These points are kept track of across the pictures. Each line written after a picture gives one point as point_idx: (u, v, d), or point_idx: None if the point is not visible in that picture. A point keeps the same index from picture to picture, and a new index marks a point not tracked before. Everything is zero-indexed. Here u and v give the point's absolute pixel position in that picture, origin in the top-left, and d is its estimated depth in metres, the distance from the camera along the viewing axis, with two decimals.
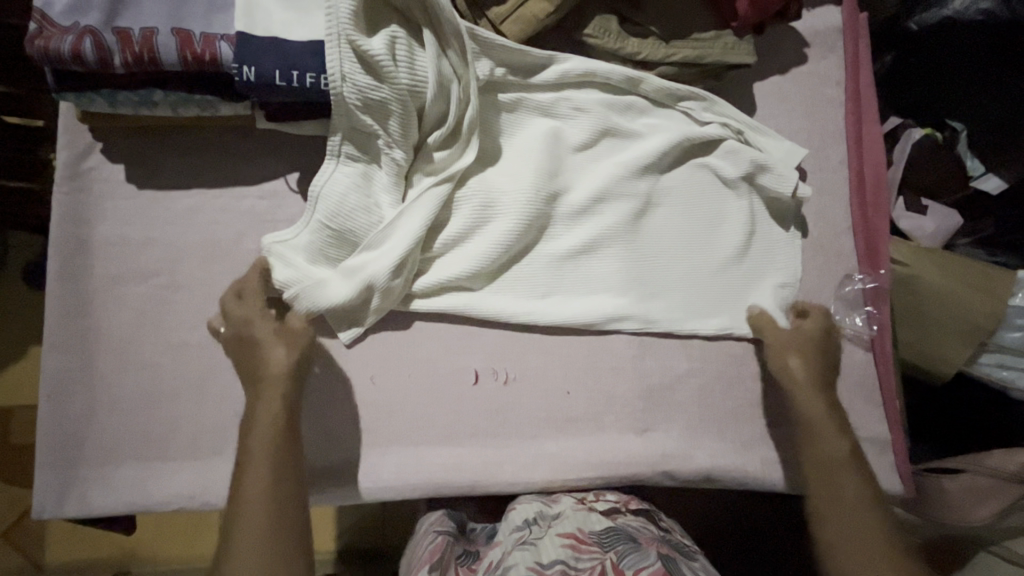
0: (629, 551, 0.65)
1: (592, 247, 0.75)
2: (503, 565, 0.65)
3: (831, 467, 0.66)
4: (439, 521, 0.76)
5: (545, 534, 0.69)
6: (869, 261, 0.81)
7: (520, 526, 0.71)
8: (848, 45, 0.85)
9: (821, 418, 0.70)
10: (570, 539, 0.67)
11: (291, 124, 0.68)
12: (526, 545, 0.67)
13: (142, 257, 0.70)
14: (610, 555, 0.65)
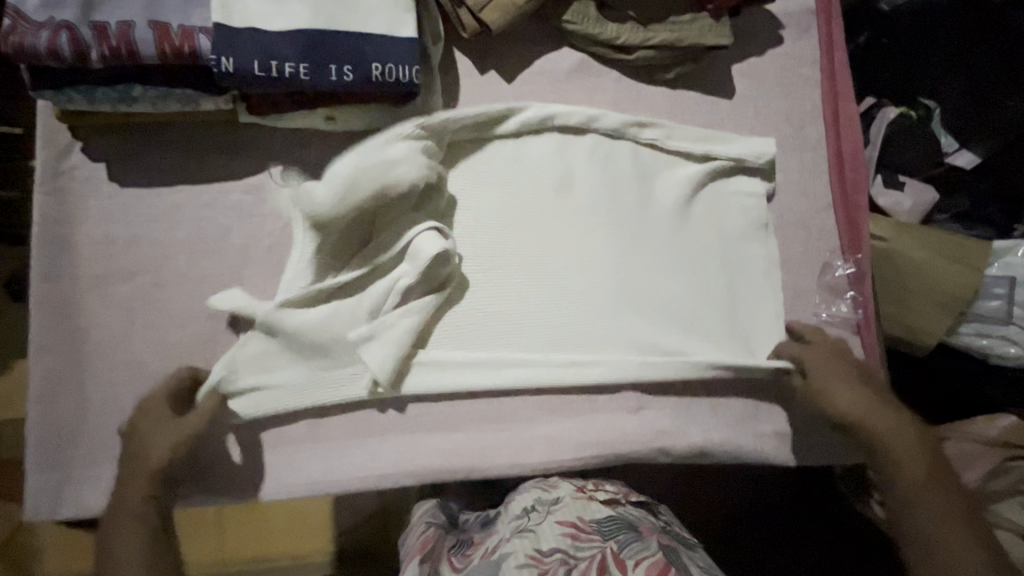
0: (630, 540, 0.66)
1: (567, 254, 0.76)
2: (501, 552, 0.67)
3: (926, 516, 0.66)
4: (430, 514, 0.78)
5: (544, 520, 0.70)
6: (851, 239, 0.82)
7: (519, 515, 0.72)
8: (822, 24, 0.86)
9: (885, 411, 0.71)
10: (570, 528, 0.68)
11: (277, 117, 0.69)
12: (525, 532, 0.68)
13: (128, 256, 0.70)
14: (610, 544, 0.66)
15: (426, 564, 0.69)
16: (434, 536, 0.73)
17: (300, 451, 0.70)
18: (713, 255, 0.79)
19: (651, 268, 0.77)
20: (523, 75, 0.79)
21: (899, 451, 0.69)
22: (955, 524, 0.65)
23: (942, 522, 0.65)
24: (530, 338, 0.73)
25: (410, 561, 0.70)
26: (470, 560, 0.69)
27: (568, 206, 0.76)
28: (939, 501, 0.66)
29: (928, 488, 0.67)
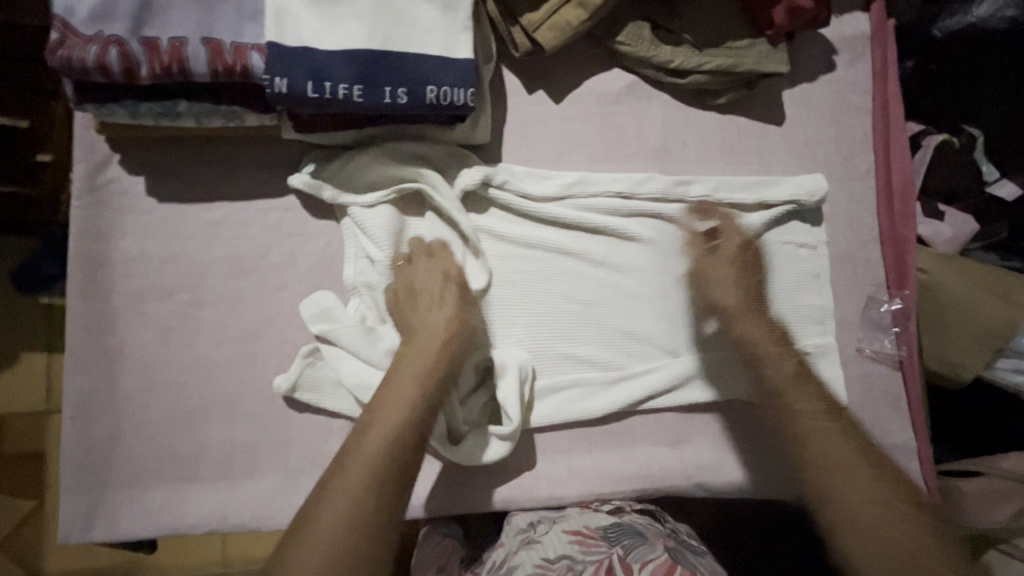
0: (635, 545, 0.64)
1: (620, 315, 0.74)
2: (510, 566, 0.66)
3: (852, 511, 0.61)
4: (448, 526, 0.78)
5: (550, 530, 0.69)
6: (897, 277, 0.81)
7: (524, 528, 0.71)
8: (876, 52, 0.84)
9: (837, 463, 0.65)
10: (577, 535, 0.67)
11: (325, 133, 0.67)
12: (532, 544, 0.67)
13: (166, 273, 0.68)
14: (615, 550, 0.64)
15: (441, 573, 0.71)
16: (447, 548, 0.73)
17: None
18: (754, 298, 0.78)
19: (704, 327, 0.76)
20: (572, 97, 0.77)
21: (808, 440, 0.68)
22: (882, 512, 0.61)
23: (872, 517, 0.61)
24: (577, 398, 0.72)
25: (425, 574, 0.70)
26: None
27: (620, 264, 0.75)
28: (852, 501, 0.62)
29: (847, 480, 0.63)
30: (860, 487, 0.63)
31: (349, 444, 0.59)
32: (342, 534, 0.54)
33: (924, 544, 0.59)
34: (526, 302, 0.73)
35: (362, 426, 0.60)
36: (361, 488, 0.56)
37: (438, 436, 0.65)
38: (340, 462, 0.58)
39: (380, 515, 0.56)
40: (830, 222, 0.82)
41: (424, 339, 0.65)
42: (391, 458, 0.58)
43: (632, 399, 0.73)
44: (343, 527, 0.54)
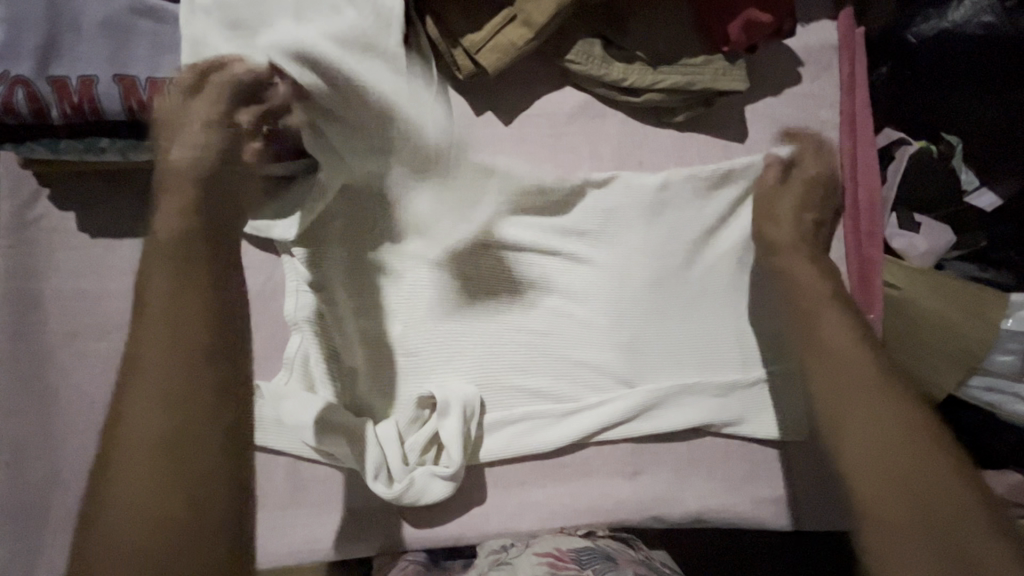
0: (608, 568, 0.60)
1: (576, 339, 0.72)
2: None
3: (873, 451, 0.56)
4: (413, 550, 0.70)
5: (521, 553, 0.64)
6: (863, 298, 0.78)
7: (496, 551, 0.66)
8: (843, 63, 0.80)
9: (846, 370, 0.61)
10: (547, 557, 0.62)
11: (258, 166, 0.65)
12: (502, 564, 0.62)
13: (101, 311, 0.66)
14: (588, 571, 0.59)
15: None
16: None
17: (279, 516, 0.67)
18: (712, 326, 0.76)
19: (662, 352, 0.74)
20: (522, 118, 0.74)
21: (827, 356, 0.63)
22: (907, 457, 0.55)
23: (899, 456, 0.55)
24: (529, 432, 0.70)
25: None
26: None
27: (574, 291, 0.73)
28: (878, 442, 0.56)
29: (868, 421, 0.58)
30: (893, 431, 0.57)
31: (122, 407, 0.45)
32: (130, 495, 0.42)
33: (944, 470, 0.54)
34: (478, 332, 0.70)
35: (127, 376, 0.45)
36: (166, 406, 0.44)
37: (370, 471, 0.63)
38: (116, 412, 0.45)
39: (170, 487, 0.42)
40: None
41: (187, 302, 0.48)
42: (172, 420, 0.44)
43: (584, 432, 0.70)
44: (143, 490, 0.42)
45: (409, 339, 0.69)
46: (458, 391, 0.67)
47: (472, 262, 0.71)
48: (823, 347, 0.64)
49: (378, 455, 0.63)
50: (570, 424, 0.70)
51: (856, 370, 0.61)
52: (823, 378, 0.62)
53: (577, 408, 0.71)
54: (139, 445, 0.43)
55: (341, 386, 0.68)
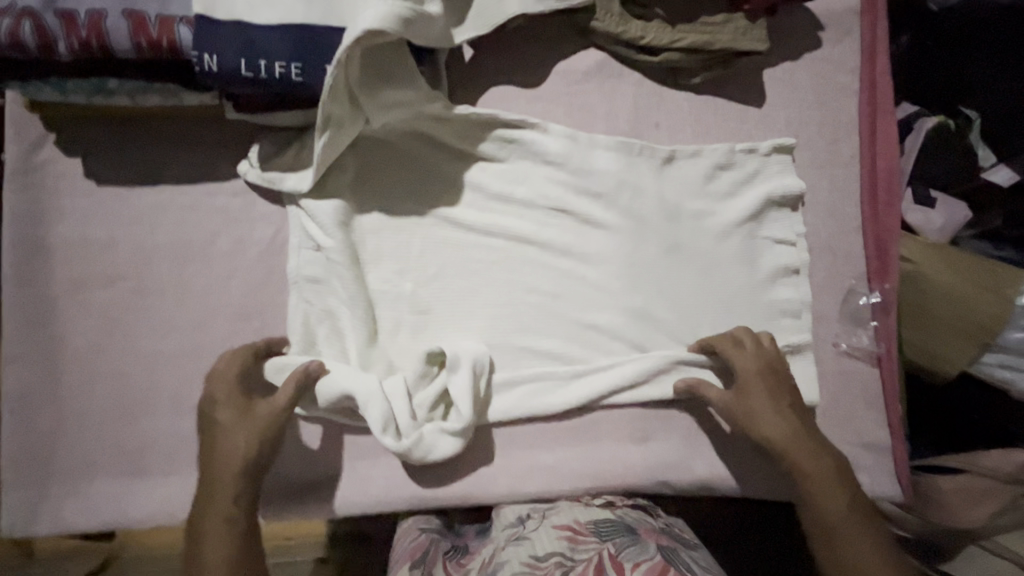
0: (627, 543, 0.61)
1: (589, 301, 0.71)
2: (496, 562, 0.61)
3: (868, 569, 0.58)
4: (425, 519, 0.71)
5: (540, 526, 0.65)
6: (880, 268, 0.76)
7: (513, 523, 0.66)
8: (865, 29, 0.79)
9: (823, 484, 0.62)
10: (567, 531, 0.63)
11: (268, 115, 0.63)
12: (520, 540, 0.63)
13: (107, 259, 0.65)
14: (607, 546, 0.60)
15: (417, 569, 0.64)
16: (427, 542, 0.66)
17: (284, 472, 0.66)
18: (727, 293, 0.74)
19: (675, 317, 0.73)
20: (538, 76, 0.73)
21: (815, 484, 0.63)
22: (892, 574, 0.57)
23: None
24: (538, 394, 0.69)
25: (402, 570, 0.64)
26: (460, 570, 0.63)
27: (586, 253, 0.71)
28: (872, 549, 0.58)
29: (858, 536, 0.59)
30: (859, 538, 0.59)
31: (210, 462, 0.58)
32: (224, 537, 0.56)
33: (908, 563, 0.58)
34: (486, 293, 0.69)
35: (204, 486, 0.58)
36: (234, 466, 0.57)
37: (379, 425, 0.61)
38: (206, 493, 0.57)
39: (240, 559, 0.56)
40: (811, 210, 0.77)
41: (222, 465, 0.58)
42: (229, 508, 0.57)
43: (594, 395, 0.69)
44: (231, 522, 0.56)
45: (421, 297, 0.68)
46: (469, 349, 0.66)
47: (482, 221, 0.70)
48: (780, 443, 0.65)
49: (387, 410, 0.62)
50: (579, 387, 0.69)
51: (833, 484, 0.62)
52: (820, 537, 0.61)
53: (586, 372, 0.70)
54: (209, 522, 0.56)
55: (351, 342, 0.65)
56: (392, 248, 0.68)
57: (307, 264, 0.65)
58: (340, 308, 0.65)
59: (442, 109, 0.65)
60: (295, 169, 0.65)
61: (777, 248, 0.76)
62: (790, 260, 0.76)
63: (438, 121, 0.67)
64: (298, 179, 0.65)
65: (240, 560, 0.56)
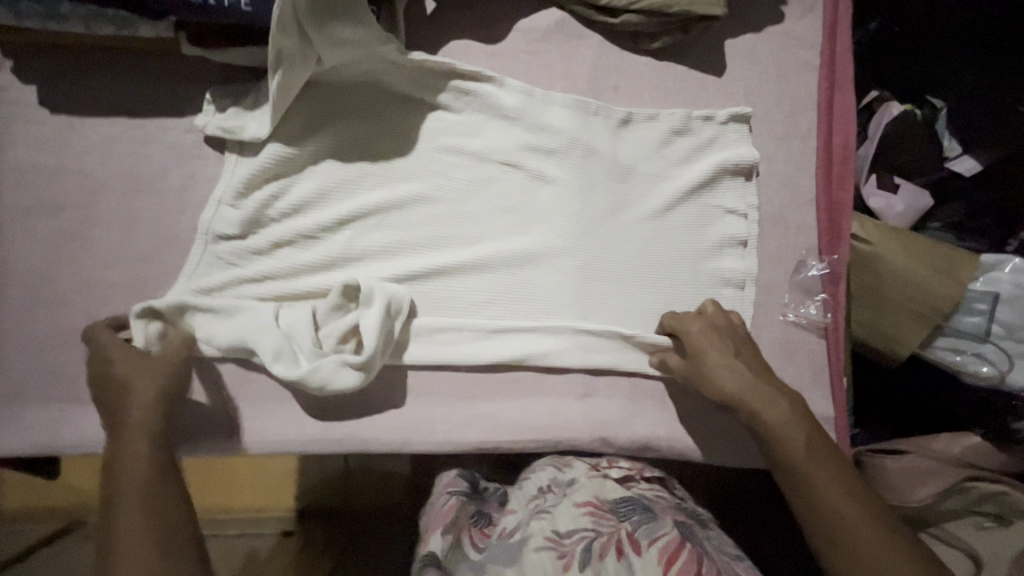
0: (644, 522, 0.63)
1: (535, 258, 0.71)
2: (522, 534, 0.63)
3: (835, 502, 0.58)
4: (451, 483, 0.71)
5: (560, 502, 0.66)
6: (829, 241, 0.77)
7: (536, 495, 0.69)
8: (827, 5, 0.80)
9: (787, 431, 0.62)
10: (587, 507, 0.65)
11: (221, 52, 0.64)
12: (543, 512, 0.65)
13: (57, 187, 0.66)
14: (625, 525, 0.62)
15: (449, 533, 0.63)
16: (457, 508, 0.66)
17: (222, 409, 0.67)
18: (671, 258, 0.74)
19: (621, 279, 0.73)
20: (498, 32, 0.74)
21: (776, 433, 0.62)
22: (856, 500, 0.58)
23: (861, 524, 0.57)
24: (478, 347, 0.69)
25: (432, 532, 0.63)
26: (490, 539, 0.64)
27: (532, 209, 0.72)
28: (836, 479, 0.59)
29: (824, 472, 0.60)
30: (819, 467, 0.60)
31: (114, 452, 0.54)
32: (137, 517, 0.51)
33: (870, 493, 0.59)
34: (426, 245, 0.70)
35: (110, 474, 0.53)
36: (146, 442, 0.55)
37: (269, 355, 0.62)
38: (114, 470, 0.53)
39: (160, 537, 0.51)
40: (765, 181, 0.78)
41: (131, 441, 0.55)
42: (144, 490, 0.52)
43: (535, 351, 0.70)
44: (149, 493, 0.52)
45: (355, 244, 0.68)
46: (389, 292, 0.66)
47: (432, 173, 0.70)
48: (732, 396, 0.64)
49: (279, 338, 0.62)
50: (520, 343, 0.70)
51: (795, 429, 0.62)
52: (787, 476, 0.61)
53: (528, 327, 0.70)
54: (125, 509, 0.51)
55: (274, 283, 0.67)
56: (324, 194, 0.68)
57: (222, 219, 0.66)
58: (281, 249, 0.67)
59: (395, 54, 0.66)
60: (248, 107, 0.66)
61: (727, 217, 0.76)
62: (740, 230, 0.76)
63: (393, 67, 0.68)
64: (253, 118, 0.66)
65: (157, 527, 0.51)
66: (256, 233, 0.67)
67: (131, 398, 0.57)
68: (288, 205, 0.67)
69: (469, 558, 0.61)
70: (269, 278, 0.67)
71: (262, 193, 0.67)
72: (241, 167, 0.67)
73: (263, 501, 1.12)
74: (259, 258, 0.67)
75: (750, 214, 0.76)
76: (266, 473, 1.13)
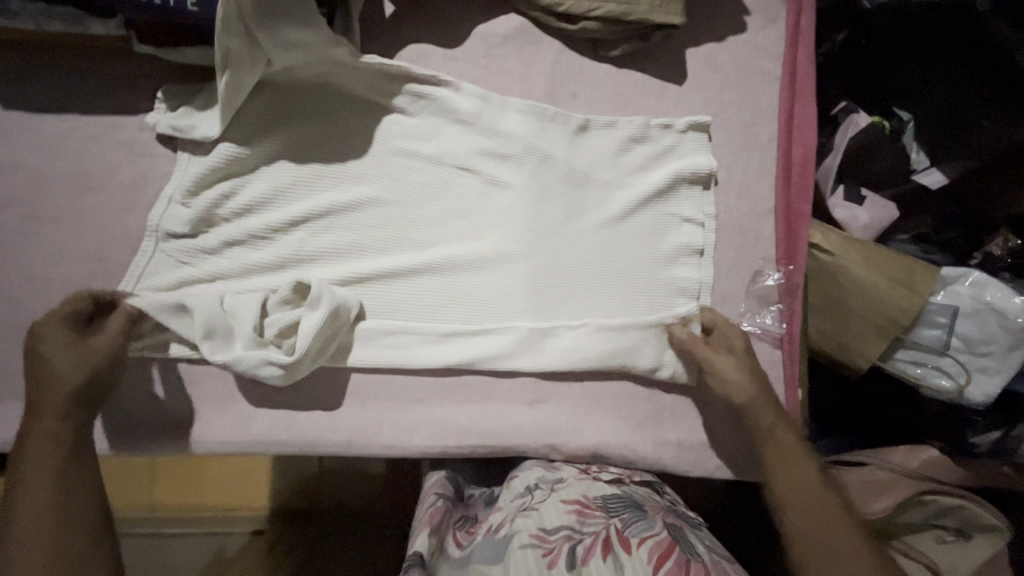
0: (634, 518, 0.62)
1: (487, 262, 0.71)
2: (507, 530, 0.62)
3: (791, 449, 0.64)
4: (439, 485, 0.72)
5: (548, 498, 0.65)
6: (786, 253, 0.77)
7: (523, 493, 0.68)
8: (789, 16, 0.80)
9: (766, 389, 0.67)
10: (574, 505, 0.63)
11: (176, 51, 0.64)
12: (529, 511, 0.64)
13: (4, 183, 0.66)
14: (614, 522, 0.61)
15: (435, 534, 0.64)
16: (444, 508, 0.68)
17: (167, 408, 0.66)
18: (625, 267, 0.74)
19: (575, 286, 0.72)
20: (457, 36, 0.74)
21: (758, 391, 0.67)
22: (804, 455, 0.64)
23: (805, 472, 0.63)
24: (427, 352, 0.69)
25: (420, 531, 0.64)
26: (475, 536, 0.64)
27: (486, 213, 0.72)
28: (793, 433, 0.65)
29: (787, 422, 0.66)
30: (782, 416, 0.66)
31: (30, 413, 0.55)
32: (39, 493, 0.52)
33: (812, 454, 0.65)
34: (379, 248, 0.70)
35: (24, 434, 0.55)
36: (66, 404, 0.56)
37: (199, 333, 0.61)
38: (28, 427, 0.55)
39: (76, 512, 0.52)
40: (722, 190, 0.78)
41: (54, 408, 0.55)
42: (55, 457, 0.54)
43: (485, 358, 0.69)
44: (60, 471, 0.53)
45: (306, 245, 0.68)
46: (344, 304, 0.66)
47: (385, 176, 0.70)
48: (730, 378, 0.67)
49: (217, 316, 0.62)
50: (470, 349, 0.69)
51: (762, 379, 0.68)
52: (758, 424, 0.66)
53: (480, 333, 0.70)
54: (29, 474, 0.52)
55: (223, 282, 0.66)
56: (275, 195, 0.68)
57: (171, 217, 0.66)
58: (231, 249, 0.67)
59: (348, 57, 0.65)
60: (200, 105, 0.66)
61: (685, 226, 0.76)
62: (697, 239, 0.76)
63: (346, 70, 0.67)
64: (206, 121, 0.66)
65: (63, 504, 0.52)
66: (207, 232, 0.67)
67: (55, 371, 0.56)
68: (240, 204, 0.67)
69: (454, 556, 0.62)
70: (217, 277, 0.66)
71: (213, 191, 0.67)
72: (193, 165, 0.67)
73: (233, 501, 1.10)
74: (207, 258, 0.67)
75: (708, 222, 0.76)
76: (235, 474, 1.12)
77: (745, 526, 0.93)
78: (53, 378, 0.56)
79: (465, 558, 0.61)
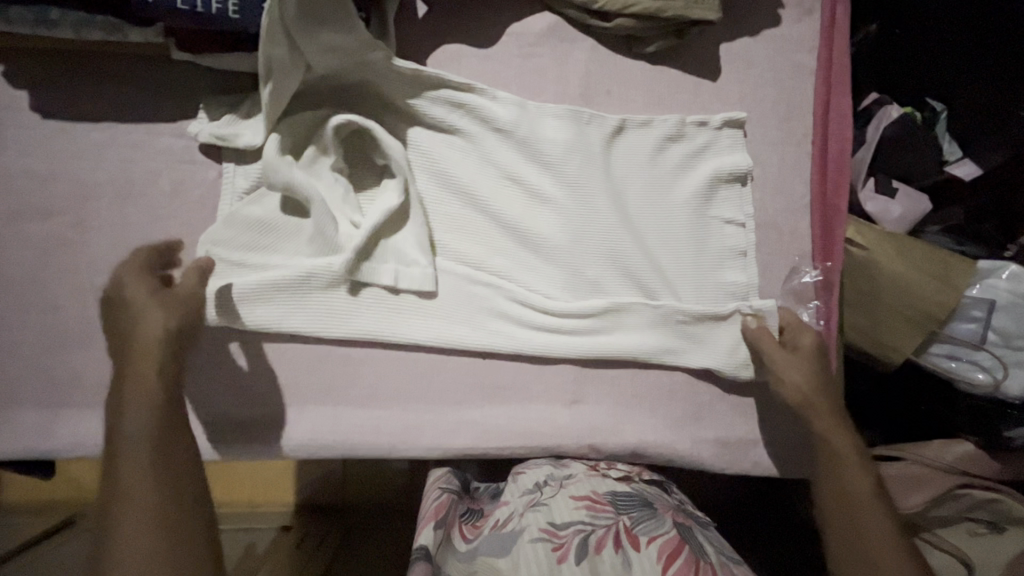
0: (643, 517, 0.62)
1: (529, 265, 0.71)
2: (514, 526, 0.62)
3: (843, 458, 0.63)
4: (443, 480, 0.70)
5: (557, 493, 0.65)
6: (823, 250, 0.76)
7: (531, 489, 0.67)
8: (825, 9, 0.78)
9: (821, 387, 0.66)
10: (585, 500, 0.63)
11: (214, 58, 0.64)
12: (538, 506, 0.64)
13: (47, 192, 0.66)
14: (623, 518, 0.62)
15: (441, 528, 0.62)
16: (449, 502, 0.65)
17: (215, 411, 0.67)
18: (667, 266, 0.74)
19: (617, 288, 0.72)
20: (491, 35, 0.73)
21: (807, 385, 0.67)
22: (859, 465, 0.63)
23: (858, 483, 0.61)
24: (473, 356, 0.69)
25: (425, 524, 0.62)
26: (481, 532, 0.64)
27: (528, 216, 0.71)
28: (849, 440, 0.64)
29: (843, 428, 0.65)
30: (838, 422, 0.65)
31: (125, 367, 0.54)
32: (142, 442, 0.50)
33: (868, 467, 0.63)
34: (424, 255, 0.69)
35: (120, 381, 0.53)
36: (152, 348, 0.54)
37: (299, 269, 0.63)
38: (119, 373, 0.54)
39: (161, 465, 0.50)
40: (759, 187, 0.77)
41: (134, 346, 0.54)
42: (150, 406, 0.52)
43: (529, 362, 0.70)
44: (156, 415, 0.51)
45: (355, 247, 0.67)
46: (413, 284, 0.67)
47: (428, 182, 0.70)
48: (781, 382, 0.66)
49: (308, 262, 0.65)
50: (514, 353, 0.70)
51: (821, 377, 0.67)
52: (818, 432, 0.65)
53: (524, 337, 0.70)
54: (124, 426, 0.51)
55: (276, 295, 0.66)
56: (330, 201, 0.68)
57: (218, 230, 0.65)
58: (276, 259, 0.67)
59: (383, 63, 0.65)
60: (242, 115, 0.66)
61: (721, 223, 0.75)
62: (734, 237, 0.75)
63: (382, 75, 0.67)
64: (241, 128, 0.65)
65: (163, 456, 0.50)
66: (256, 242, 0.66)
67: (139, 322, 0.56)
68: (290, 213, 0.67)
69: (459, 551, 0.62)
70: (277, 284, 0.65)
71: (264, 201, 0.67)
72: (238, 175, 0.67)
73: (264, 495, 1.12)
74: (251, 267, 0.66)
75: (745, 220, 0.76)
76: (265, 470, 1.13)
77: (777, 519, 0.94)
78: (138, 329, 0.55)
79: (472, 551, 0.62)
